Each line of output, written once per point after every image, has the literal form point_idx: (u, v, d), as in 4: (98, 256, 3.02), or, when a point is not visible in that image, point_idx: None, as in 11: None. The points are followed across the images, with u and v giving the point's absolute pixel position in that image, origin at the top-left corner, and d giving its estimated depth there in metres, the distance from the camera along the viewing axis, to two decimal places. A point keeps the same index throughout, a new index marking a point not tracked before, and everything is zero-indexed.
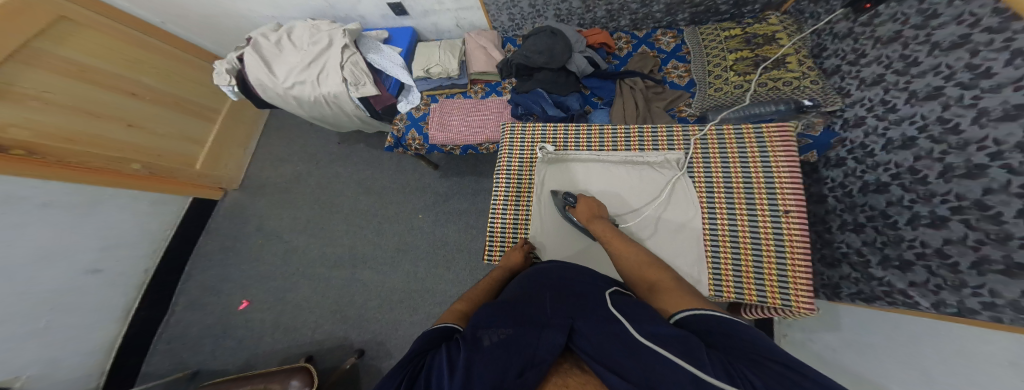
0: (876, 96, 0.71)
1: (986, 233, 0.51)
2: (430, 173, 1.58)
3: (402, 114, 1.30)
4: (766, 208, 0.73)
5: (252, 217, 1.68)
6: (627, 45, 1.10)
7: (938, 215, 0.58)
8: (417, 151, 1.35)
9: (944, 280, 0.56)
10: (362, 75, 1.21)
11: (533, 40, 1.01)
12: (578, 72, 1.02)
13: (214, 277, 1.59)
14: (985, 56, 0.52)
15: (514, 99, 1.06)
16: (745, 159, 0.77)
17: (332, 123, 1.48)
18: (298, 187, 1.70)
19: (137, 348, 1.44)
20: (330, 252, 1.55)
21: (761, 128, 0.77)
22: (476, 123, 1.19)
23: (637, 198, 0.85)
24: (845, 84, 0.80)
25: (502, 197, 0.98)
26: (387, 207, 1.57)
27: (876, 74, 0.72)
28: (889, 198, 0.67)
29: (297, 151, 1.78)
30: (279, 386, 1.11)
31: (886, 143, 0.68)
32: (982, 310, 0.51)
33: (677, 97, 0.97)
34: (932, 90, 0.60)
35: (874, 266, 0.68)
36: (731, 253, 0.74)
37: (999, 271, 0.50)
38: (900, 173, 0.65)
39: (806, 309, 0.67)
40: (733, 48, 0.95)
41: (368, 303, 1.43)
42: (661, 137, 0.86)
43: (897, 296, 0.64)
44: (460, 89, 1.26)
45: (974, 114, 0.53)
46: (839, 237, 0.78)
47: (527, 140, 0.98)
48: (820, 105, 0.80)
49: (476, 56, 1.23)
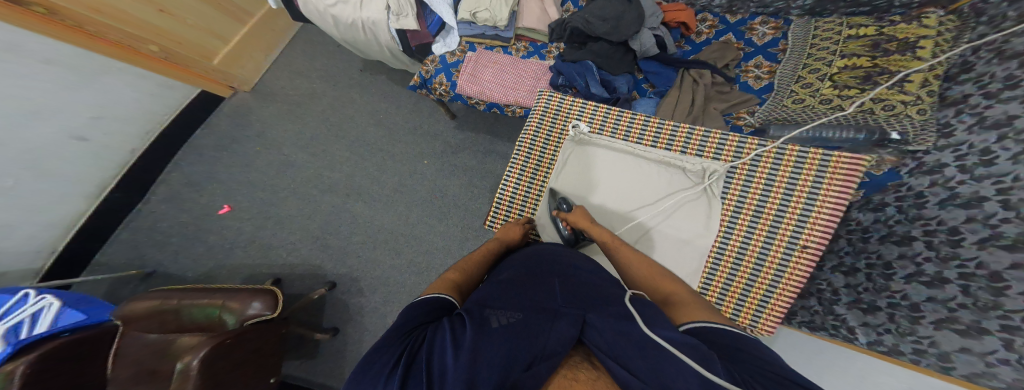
0: (984, 142, 0.53)
1: (975, 299, 0.50)
2: (445, 122, 1.50)
3: (436, 56, 1.22)
4: (785, 242, 0.71)
5: (250, 120, 1.59)
6: (709, 30, 1.01)
7: (942, 276, 0.54)
8: (440, 97, 1.28)
9: (896, 325, 0.59)
10: (405, 6, 1.12)
11: (601, 4, 0.92)
12: (637, 50, 0.94)
13: (198, 170, 1.52)
14: None
15: (557, 66, 0.99)
16: (790, 189, 0.71)
17: (358, 50, 1.40)
18: (308, 104, 1.61)
19: (101, 229, 1.38)
20: (325, 176, 1.48)
21: (829, 157, 0.67)
22: (509, 83, 1.12)
23: (653, 203, 0.82)
24: (956, 120, 0.59)
25: (520, 163, 0.93)
26: (393, 146, 1.50)
27: (1010, 115, 0.50)
28: (901, 250, 0.61)
29: (313, 64, 1.68)
30: (237, 308, 0.96)
31: (947, 197, 0.56)
32: (910, 353, 0.57)
33: (742, 102, 0.89)
34: None
35: (841, 304, 0.69)
36: (728, 272, 0.76)
37: (957, 330, 0.52)
38: (936, 229, 0.56)
39: (766, 331, 0.74)
40: (848, 53, 0.80)
41: (352, 236, 1.39)
42: (708, 144, 0.79)
43: (842, 330, 0.67)
44: (502, 43, 1.17)
45: None
46: (825, 275, 0.76)
47: (562, 112, 0.92)
48: (903, 142, 0.63)
49: (530, 8, 1.13)
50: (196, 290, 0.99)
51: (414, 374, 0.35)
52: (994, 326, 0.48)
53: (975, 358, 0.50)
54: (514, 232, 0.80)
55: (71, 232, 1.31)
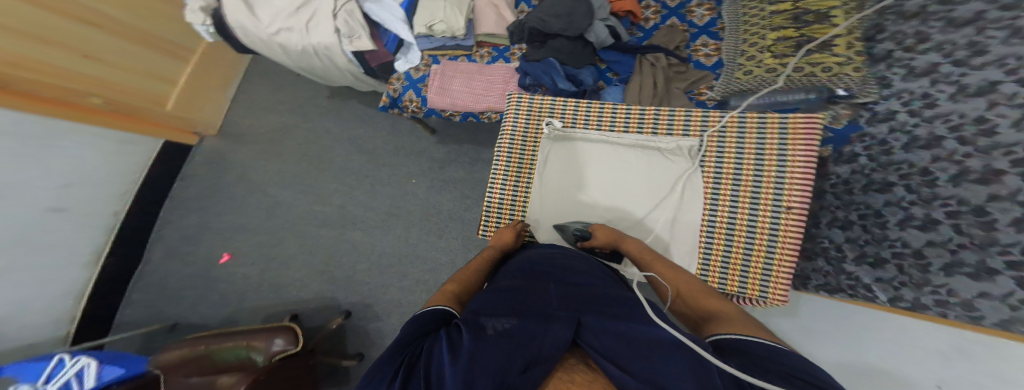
0: (920, 88, 0.58)
1: (970, 237, 0.49)
2: (425, 138, 1.51)
3: (401, 74, 1.23)
4: (769, 205, 0.73)
5: (233, 168, 1.59)
6: (655, 16, 1.03)
7: (931, 218, 0.55)
8: (413, 114, 1.30)
9: (910, 278, 0.57)
10: (357, 27, 1.12)
11: (551, 2, 0.94)
12: (596, 42, 0.96)
13: (193, 228, 1.53)
14: None
15: (523, 67, 1.01)
16: (760, 153, 0.74)
17: (315, 77, 1.40)
18: (284, 140, 1.61)
19: (109, 294, 1.41)
20: (317, 211, 1.50)
21: (788, 118, 0.71)
22: (479, 90, 1.14)
23: (645, 192, 0.83)
24: (892, 73, 0.64)
25: (502, 169, 0.94)
26: (379, 169, 1.51)
27: (930, 63, 0.56)
28: (887, 199, 0.62)
29: (282, 101, 1.67)
30: (261, 346, 0.99)
31: (909, 141, 0.59)
32: (934, 306, 0.53)
33: (701, 78, 0.92)
34: (986, 84, 0.47)
35: (849, 261, 0.69)
36: (723, 245, 0.77)
37: (968, 274, 0.49)
38: (911, 173, 0.58)
39: (779, 301, 0.73)
40: (777, 26, 0.83)
41: (357, 265, 1.42)
42: (677, 122, 0.82)
43: (860, 289, 0.66)
44: (465, 52, 1.19)
45: (1018, 116, 0.43)
46: (825, 232, 0.78)
47: (533, 113, 0.94)
48: (852, 97, 0.70)
49: (486, 14, 1.15)
50: (213, 335, 1.03)
51: (411, 383, 0.38)
52: (999, 265, 0.45)
53: (997, 302, 0.45)
54: (506, 238, 0.82)
55: (82, 301, 1.32)
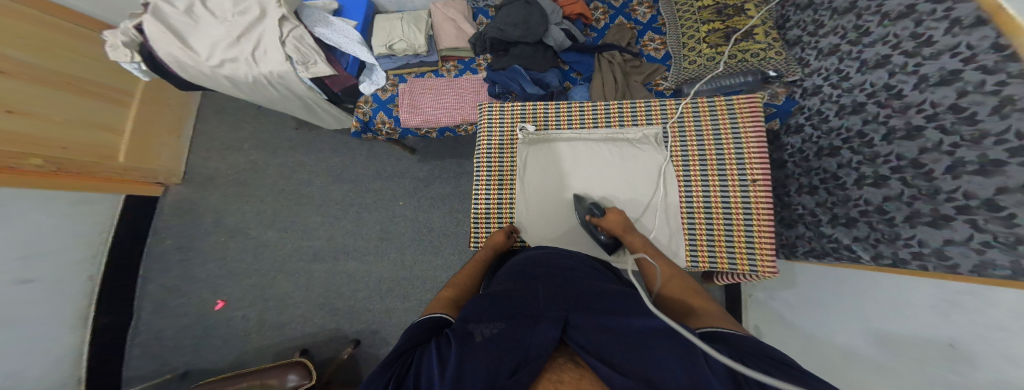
0: (831, 65, 0.78)
1: (918, 188, 0.58)
2: (406, 158, 1.52)
3: (367, 97, 1.23)
4: (737, 181, 0.77)
5: (218, 215, 1.57)
6: (604, 16, 1.10)
7: (880, 174, 0.65)
8: (388, 136, 1.31)
9: (882, 234, 0.65)
10: (311, 52, 1.07)
11: (506, 11, 0.99)
12: (556, 46, 1.01)
13: (186, 280, 1.50)
14: (929, 25, 0.56)
15: (490, 77, 1.03)
16: (717, 133, 0.80)
17: (278, 108, 1.38)
18: (258, 179, 1.60)
19: (110, 354, 1.38)
20: (306, 246, 1.50)
21: (732, 100, 0.80)
22: (451, 104, 1.16)
23: (622, 183, 0.85)
24: (805, 54, 0.85)
25: (484, 181, 0.93)
26: (364, 196, 1.52)
27: (832, 45, 0.78)
28: (840, 161, 0.74)
29: (254, 141, 1.65)
30: (275, 383, 1.02)
31: (839, 109, 0.75)
32: (913, 260, 0.59)
33: (654, 71, 1.00)
34: (880, 58, 0.66)
35: (825, 224, 0.78)
36: (705, 225, 0.78)
37: (927, 223, 0.57)
38: (850, 137, 0.72)
39: (769, 273, 0.73)
40: (706, 20, 0.96)
41: (356, 294, 1.42)
42: (639, 114, 0.87)
43: (843, 251, 0.73)
44: (432, 67, 1.23)
45: (915, 80, 0.59)
46: (797, 199, 0.87)
47: (506, 119, 0.95)
48: (782, 76, 0.87)
49: (445, 30, 1.21)
50: (228, 376, 1.04)
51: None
52: (952, 211, 0.53)
53: (964, 248, 0.51)
54: (501, 240, 0.83)
55: (82, 361, 1.32)
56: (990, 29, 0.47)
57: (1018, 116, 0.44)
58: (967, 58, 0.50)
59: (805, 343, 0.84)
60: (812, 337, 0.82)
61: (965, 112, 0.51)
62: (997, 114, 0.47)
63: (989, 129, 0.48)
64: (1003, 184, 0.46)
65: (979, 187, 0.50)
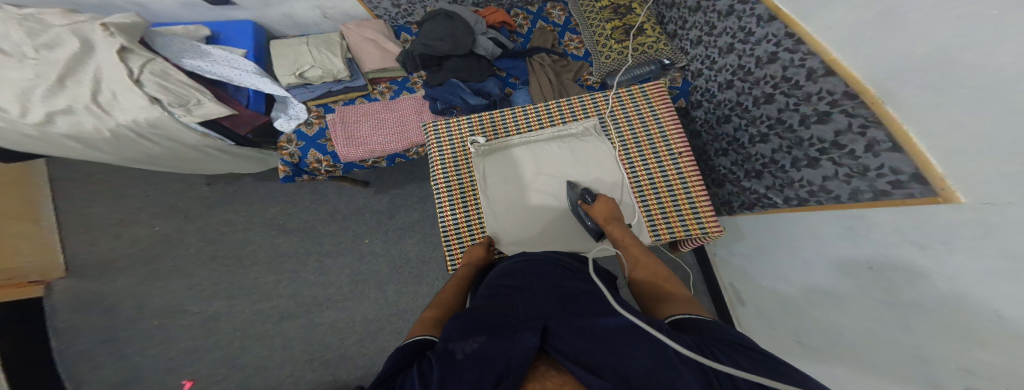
0: (701, 52, 1.00)
1: (788, 140, 0.77)
2: (360, 193, 1.48)
3: (290, 135, 1.14)
4: (667, 155, 0.86)
5: (160, 294, 1.39)
6: (525, 22, 1.16)
7: (760, 133, 0.85)
8: (328, 174, 1.25)
9: (781, 180, 0.83)
10: (190, 92, 0.99)
11: (429, 27, 0.97)
12: (488, 55, 1.01)
13: (132, 375, 1.28)
14: (746, 21, 0.81)
15: (429, 95, 1.00)
16: (642, 117, 0.91)
17: (173, 160, 1.20)
18: (186, 251, 1.44)
19: None
20: (268, 307, 1.37)
21: (644, 88, 0.95)
22: (392, 128, 1.12)
23: (578, 175, 0.86)
24: (684, 45, 1.06)
25: (446, 200, 0.89)
26: (321, 242, 1.44)
27: (697, 36, 1.00)
28: (733, 126, 0.93)
29: (182, 210, 1.49)
30: None
31: (718, 86, 0.95)
32: (808, 197, 0.76)
33: (580, 68, 1.07)
34: (727, 46, 0.89)
35: (744, 179, 0.95)
36: (655, 200, 0.83)
37: (807, 166, 0.75)
38: (733, 106, 0.91)
39: (716, 231, 0.80)
40: (608, 19, 1.10)
41: (345, 340, 1.31)
42: (576, 112, 0.93)
43: (764, 200, 0.90)
44: (359, 92, 1.18)
45: (753, 60, 0.81)
46: (718, 162, 1.04)
47: (455, 135, 0.93)
48: (673, 64, 1.06)
49: (366, 49, 1.18)
50: None
51: None
52: (817, 154, 0.72)
53: (837, 181, 0.68)
54: (479, 250, 0.80)
55: None
56: (781, 23, 0.71)
57: (822, 80, 0.65)
58: (775, 43, 0.74)
59: (768, 285, 0.96)
60: (770, 278, 0.94)
61: (791, 80, 0.72)
62: (810, 80, 0.67)
63: (810, 91, 0.68)
64: (837, 128, 0.65)
65: (824, 133, 0.68)
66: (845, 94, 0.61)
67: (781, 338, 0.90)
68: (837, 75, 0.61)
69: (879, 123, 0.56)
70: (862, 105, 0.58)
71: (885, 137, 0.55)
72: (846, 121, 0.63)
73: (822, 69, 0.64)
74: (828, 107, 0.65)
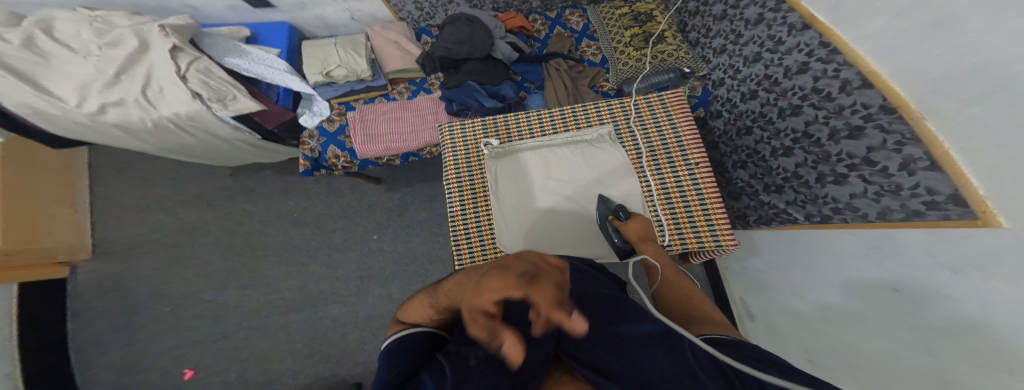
0: (724, 61, 0.98)
1: (815, 154, 0.75)
2: (372, 190, 1.51)
3: (312, 130, 1.18)
4: (683, 165, 0.85)
5: (177, 279, 1.45)
6: (543, 27, 1.18)
7: (784, 146, 0.82)
8: (345, 169, 1.28)
9: (804, 196, 0.79)
10: (228, 89, 1.04)
11: (449, 30, 1.01)
12: (504, 58, 1.04)
13: (142, 359, 1.34)
14: (777, 30, 0.79)
15: (446, 96, 1.03)
16: (659, 125, 0.90)
17: (204, 150, 1.25)
18: (204, 238, 1.50)
19: None
20: (276, 298, 1.41)
21: (663, 96, 0.94)
22: (408, 128, 1.15)
23: (591, 181, 0.85)
24: (705, 53, 1.06)
25: (457, 200, 0.90)
26: (332, 236, 1.47)
27: (721, 44, 0.99)
28: (755, 138, 0.91)
29: (205, 200, 1.56)
30: None
31: (741, 96, 0.93)
32: (834, 216, 0.72)
33: (596, 75, 1.08)
34: (754, 55, 0.87)
35: (762, 194, 0.92)
36: (668, 210, 0.82)
37: (833, 182, 0.72)
38: (756, 118, 0.89)
39: (731, 244, 0.77)
40: (627, 26, 1.10)
41: (347, 336, 1.32)
42: (591, 118, 0.93)
43: (783, 215, 0.86)
44: (379, 91, 1.23)
45: (782, 70, 0.80)
46: (735, 175, 1.01)
47: (469, 137, 0.94)
48: (694, 72, 1.05)
49: (388, 50, 1.23)
50: None
51: None
52: (846, 170, 0.69)
53: (866, 199, 0.65)
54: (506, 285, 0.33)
55: None
56: (815, 31, 0.69)
57: (857, 92, 0.62)
58: (807, 53, 0.72)
59: (784, 307, 0.91)
60: (786, 299, 0.90)
61: (822, 92, 0.70)
62: (843, 92, 0.65)
63: (843, 103, 0.66)
64: (870, 144, 0.62)
65: (855, 148, 0.66)
66: (882, 108, 0.58)
67: (792, 355, 0.86)
68: (875, 88, 0.58)
69: (918, 139, 0.53)
70: (899, 120, 0.55)
71: (922, 154, 0.52)
72: (879, 136, 0.60)
73: (858, 81, 0.62)
74: (862, 121, 0.63)
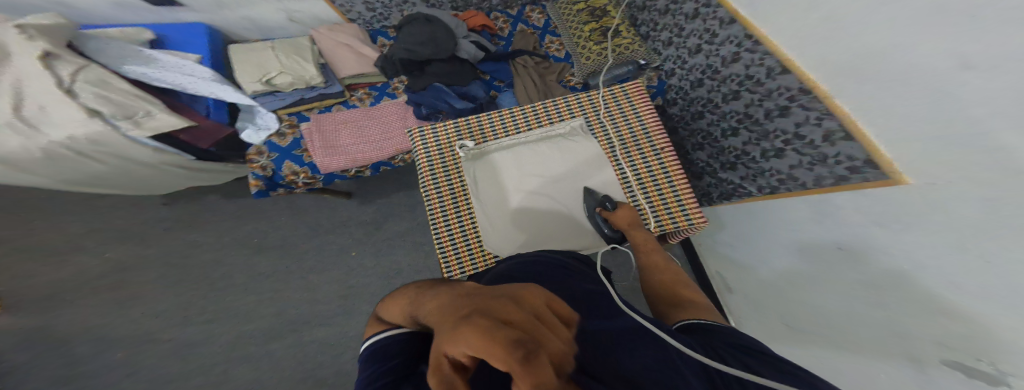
0: (672, 52, 1.04)
1: (756, 133, 0.82)
2: (344, 205, 1.45)
3: (260, 147, 1.08)
4: (650, 150, 0.89)
5: (121, 323, 1.26)
6: (505, 24, 1.19)
7: (730, 127, 0.90)
8: (308, 186, 1.19)
9: (754, 170, 0.87)
10: (135, 104, 0.92)
11: (408, 31, 0.98)
12: (469, 58, 1.03)
13: None
14: (710, 22, 0.86)
15: (413, 99, 1.00)
16: (625, 113, 0.93)
17: (122, 178, 1.09)
18: (151, 277, 1.33)
19: None
20: (251, 328, 1.28)
21: (624, 87, 0.97)
22: (374, 136, 1.09)
23: (570, 174, 0.86)
24: (656, 45, 1.09)
25: (438, 207, 0.86)
26: (305, 258, 1.39)
27: (667, 37, 1.04)
28: (706, 122, 0.98)
29: (137, 233, 1.39)
30: None
31: (690, 84, 0.99)
32: (781, 187, 0.81)
33: (562, 70, 1.10)
34: (695, 46, 0.93)
35: (721, 171, 0.99)
36: (643, 195, 0.85)
37: (775, 157, 0.80)
38: (704, 103, 0.96)
39: (701, 222, 0.83)
40: (585, 21, 1.11)
41: (339, 357, 1.25)
42: (562, 112, 0.94)
43: (740, 189, 0.95)
44: (336, 99, 1.15)
45: (719, 59, 0.86)
46: (694, 157, 1.08)
47: (442, 140, 0.91)
48: (649, 64, 1.09)
49: (342, 54, 1.16)
50: None
51: None
52: (783, 146, 0.76)
53: (803, 171, 0.73)
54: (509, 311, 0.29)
55: None
56: (741, 25, 0.77)
57: (779, 77, 0.70)
58: (737, 43, 0.79)
59: (750, 268, 1.01)
60: (751, 262, 0.99)
61: (753, 78, 0.77)
62: (769, 78, 0.73)
63: (771, 87, 0.73)
64: (797, 122, 0.70)
65: (786, 126, 0.74)
66: (800, 91, 0.66)
67: (771, 323, 0.94)
68: (793, 72, 0.67)
69: (834, 114, 0.61)
70: (816, 99, 0.63)
71: (839, 127, 0.60)
72: (804, 114, 0.68)
73: (779, 67, 0.70)
74: (788, 102, 0.70)
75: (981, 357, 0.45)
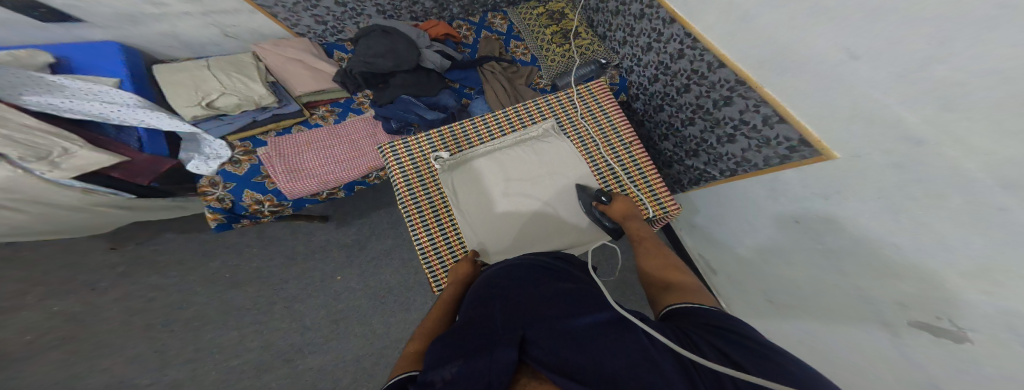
0: (626, 50, 1.09)
1: (710, 121, 0.89)
2: (321, 230, 1.40)
3: (213, 177, 0.99)
4: (618, 145, 0.91)
5: (87, 377, 1.13)
6: (469, 32, 1.17)
7: (687, 117, 0.96)
8: (275, 214, 1.13)
9: (714, 156, 0.93)
10: (51, 143, 0.81)
11: (366, 44, 0.94)
12: (435, 67, 1.00)
13: None
14: (654, 21, 0.92)
15: (381, 114, 0.96)
16: (592, 109, 0.95)
17: (51, 227, 0.96)
18: (109, 327, 1.21)
19: None
20: (236, 366, 1.20)
21: (589, 86, 0.99)
22: (342, 156, 1.04)
23: (549, 176, 0.86)
24: (613, 45, 1.14)
25: (419, 223, 0.84)
26: (286, 287, 1.32)
27: (620, 36, 1.09)
28: (667, 113, 1.03)
29: (83, 283, 1.25)
30: None
31: (646, 79, 1.05)
32: (738, 170, 0.87)
33: (530, 73, 1.08)
34: (645, 44, 0.99)
35: (686, 159, 1.05)
36: (618, 187, 0.88)
37: (728, 142, 0.86)
38: (661, 96, 1.02)
39: (674, 209, 0.86)
40: (545, 25, 1.15)
41: (337, 383, 1.19)
42: (533, 114, 0.94)
43: (705, 174, 1.01)
44: (295, 118, 1.08)
45: (667, 55, 0.93)
46: (661, 146, 1.13)
47: (415, 153, 0.88)
48: (609, 62, 1.14)
49: (293, 70, 1.09)
50: None
51: None
52: (733, 133, 0.83)
53: (755, 154, 0.79)
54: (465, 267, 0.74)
55: None
56: (679, 25, 0.84)
57: (717, 71, 0.79)
58: (679, 40, 0.86)
59: (723, 242, 1.07)
60: (725, 236, 1.05)
61: (697, 71, 0.84)
62: (710, 72, 0.80)
63: (714, 80, 0.81)
64: (740, 109, 0.77)
65: (731, 113, 0.81)
66: (737, 82, 0.75)
67: (750, 288, 1.00)
68: (728, 67, 0.75)
69: (766, 102, 0.70)
70: (750, 90, 0.72)
71: (773, 113, 0.69)
72: (743, 103, 0.76)
73: (716, 62, 0.78)
74: (729, 92, 0.78)
75: (941, 315, 0.51)
